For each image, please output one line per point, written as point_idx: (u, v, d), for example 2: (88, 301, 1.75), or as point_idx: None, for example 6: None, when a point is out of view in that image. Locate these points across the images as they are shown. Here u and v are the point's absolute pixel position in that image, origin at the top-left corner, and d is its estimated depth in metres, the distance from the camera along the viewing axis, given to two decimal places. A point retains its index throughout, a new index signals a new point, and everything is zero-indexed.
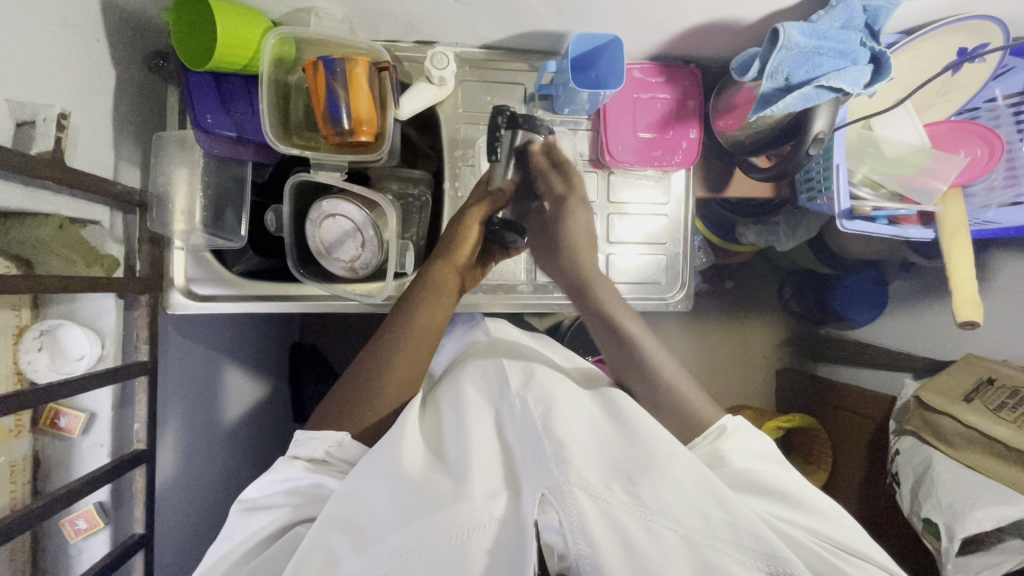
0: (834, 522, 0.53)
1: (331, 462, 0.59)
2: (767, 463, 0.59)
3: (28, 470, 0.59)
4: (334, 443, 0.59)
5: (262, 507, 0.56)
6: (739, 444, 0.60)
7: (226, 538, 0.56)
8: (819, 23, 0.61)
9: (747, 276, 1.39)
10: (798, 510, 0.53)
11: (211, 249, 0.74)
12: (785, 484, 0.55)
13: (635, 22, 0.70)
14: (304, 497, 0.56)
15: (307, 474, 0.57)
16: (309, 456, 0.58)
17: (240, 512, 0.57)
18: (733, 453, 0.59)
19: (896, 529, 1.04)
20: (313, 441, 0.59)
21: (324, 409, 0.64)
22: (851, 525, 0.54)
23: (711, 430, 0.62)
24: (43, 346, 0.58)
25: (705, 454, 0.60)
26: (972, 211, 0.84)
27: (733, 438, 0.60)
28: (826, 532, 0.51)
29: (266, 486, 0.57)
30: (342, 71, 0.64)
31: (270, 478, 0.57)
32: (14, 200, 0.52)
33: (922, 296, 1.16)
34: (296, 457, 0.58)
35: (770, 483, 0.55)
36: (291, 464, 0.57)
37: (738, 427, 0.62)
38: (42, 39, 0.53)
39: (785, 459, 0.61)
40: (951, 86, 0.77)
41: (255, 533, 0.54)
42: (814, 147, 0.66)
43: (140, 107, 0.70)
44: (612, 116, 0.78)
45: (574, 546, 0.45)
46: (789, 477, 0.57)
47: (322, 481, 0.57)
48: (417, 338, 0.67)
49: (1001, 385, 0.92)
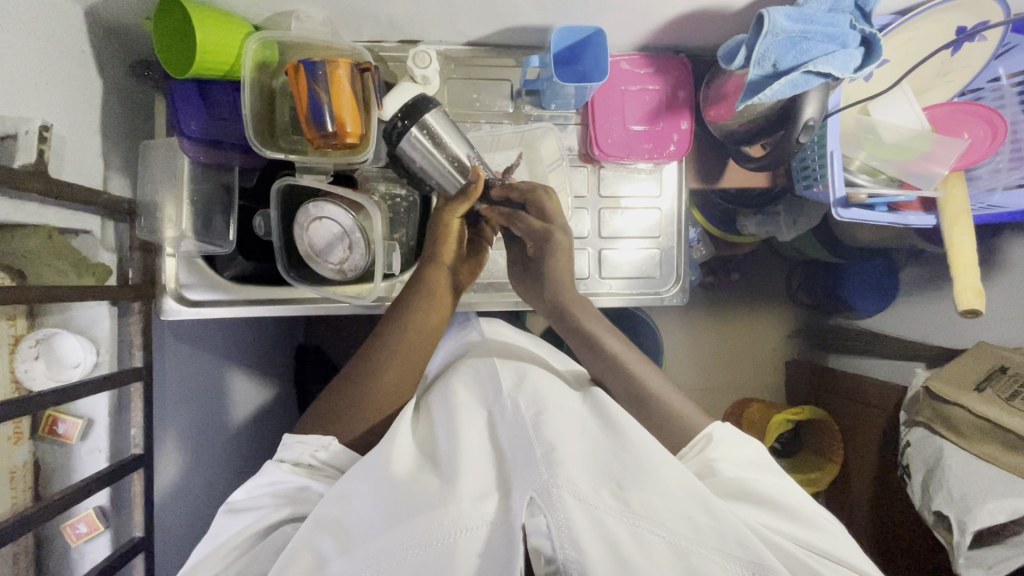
0: (828, 533, 0.52)
1: (316, 466, 0.59)
2: (758, 471, 0.57)
3: (29, 475, 0.61)
4: (319, 447, 0.59)
5: (247, 507, 0.57)
6: (728, 453, 0.58)
7: (212, 538, 0.56)
8: (805, 7, 0.59)
9: (754, 267, 1.37)
10: (795, 523, 0.52)
11: (203, 256, 0.75)
12: (772, 493, 0.54)
13: (619, 13, 0.69)
14: (291, 497, 0.57)
15: (293, 477, 0.57)
16: (295, 459, 0.58)
17: (226, 512, 0.57)
18: (724, 463, 0.57)
19: (909, 522, 1.02)
20: (299, 444, 0.59)
21: (314, 413, 0.63)
22: (842, 536, 0.54)
23: (699, 436, 0.59)
24: (39, 355, 0.59)
25: (694, 463, 0.58)
26: (977, 194, 0.81)
27: (726, 446, 0.58)
28: (814, 541, 0.51)
29: (251, 488, 0.57)
30: (323, 73, 0.64)
31: (256, 481, 0.57)
32: (2, 212, 0.52)
33: (932, 283, 1.13)
34: (282, 460, 0.58)
35: (759, 493, 0.54)
36: (277, 467, 0.58)
37: (726, 434, 0.60)
38: (25, 52, 0.54)
39: (780, 468, 0.60)
40: (951, 66, 0.75)
41: (241, 531, 0.55)
42: (806, 134, 0.65)
43: (128, 116, 0.71)
44: (601, 110, 0.77)
45: (561, 550, 0.46)
46: (774, 483, 0.56)
47: (308, 484, 0.57)
48: (393, 368, 0.64)
49: (1013, 373, 0.90)
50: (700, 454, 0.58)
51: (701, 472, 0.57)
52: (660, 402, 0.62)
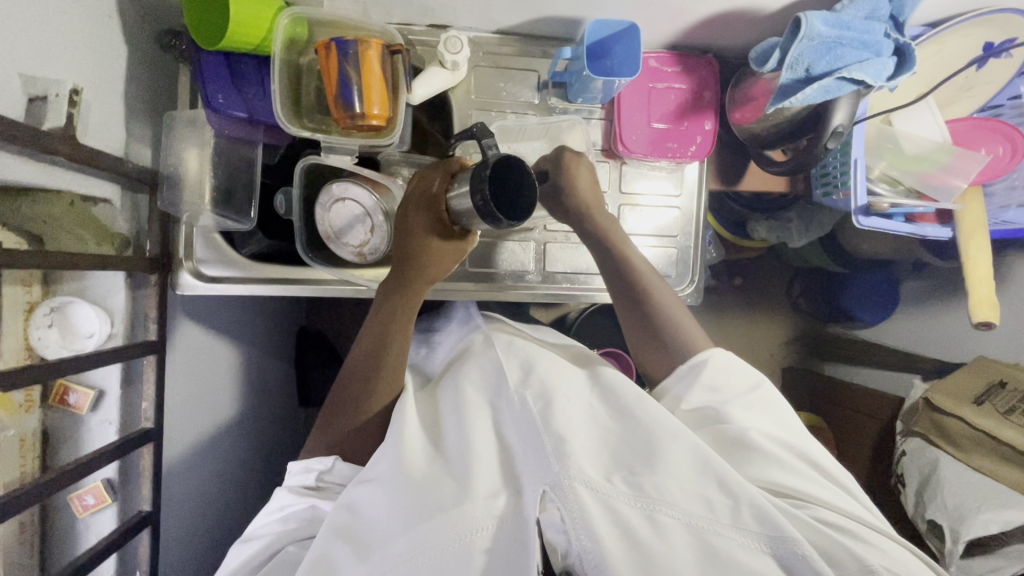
0: (843, 496, 0.52)
1: (323, 487, 0.60)
2: (765, 414, 0.59)
3: (37, 445, 0.59)
4: (324, 469, 0.60)
5: (258, 533, 0.58)
6: (734, 395, 0.60)
7: (224, 567, 0.58)
8: (842, 13, 0.60)
9: (759, 271, 1.37)
10: (811, 485, 0.52)
11: (221, 232, 0.74)
12: (786, 450, 0.55)
13: (654, 10, 0.69)
14: (299, 521, 0.58)
15: (299, 499, 0.58)
16: (301, 483, 0.60)
17: (240, 543, 0.59)
18: (730, 407, 0.58)
19: (899, 528, 1.05)
20: (305, 471, 0.60)
21: (320, 423, 0.64)
22: (860, 498, 0.54)
23: (695, 360, 0.63)
24: (52, 323, 0.58)
25: (702, 402, 0.61)
26: (991, 211, 0.82)
27: (719, 376, 0.61)
28: (833, 503, 0.51)
29: (263, 515, 0.59)
30: (354, 53, 0.63)
31: (268, 508, 0.59)
32: (25, 173, 0.51)
33: (935, 296, 1.15)
34: (289, 486, 0.60)
35: (769, 447, 0.54)
36: (285, 491, 0.59)
37: (722, 361, 0.63)
38: (54, 10, 0.52)
39: (790, 409, 0.61)
40: (975, 81, 0.76)
41: (250, 560, 0.56)
42: (833, 140, 0.65)
43: (151, 86, 0.69)
44: (627, 105, 0.77)
45: (577, 541, 0.45)
46: (784, 433, 0.57)
47: (315, 504, 0.58)
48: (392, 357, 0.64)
49: (1012, 388, 0.91)
50: (694, 382, 0.62)
51: (710, 416, 0.59)
52: (676, 339, 0.66)
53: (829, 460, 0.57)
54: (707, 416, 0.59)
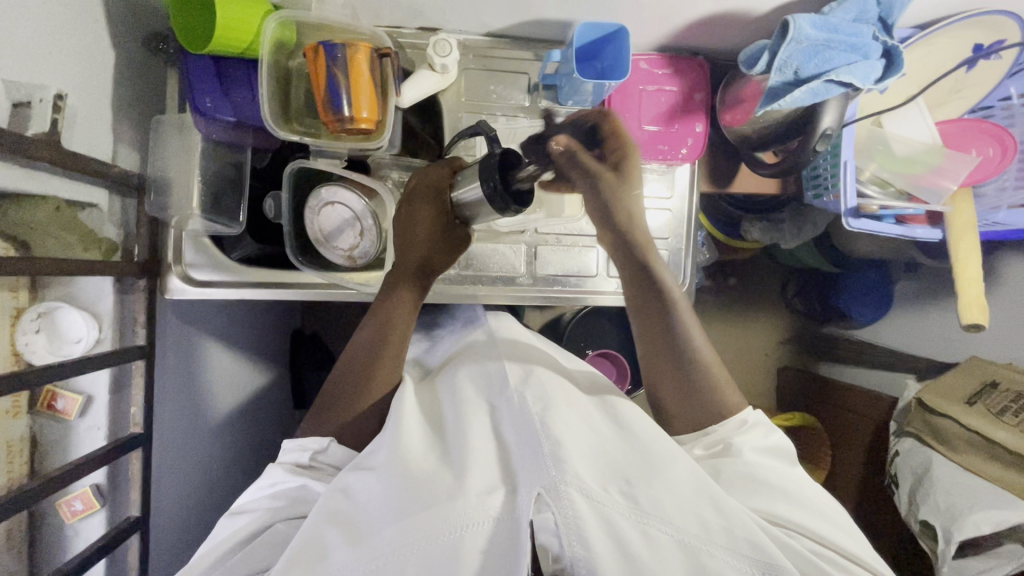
0: (837, 532, 0.53)
1: (315, 466, 0.59)
2: (775, 458, 0.59)
3: (26, 450, 0.59)
4: (318, 449, 0.59)
5: (246, 509, 0.57)
6: (749, 437, 0.60)
7: (209, 542, 0.57)
8: (830, 15, 0.60)
9: (753, 272, 1.37)
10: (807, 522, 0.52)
11: (210, 235, 0.74)
12: (784, 483, 0.56)
13: (643, 12, 0.69)
14: (290, 499, 0.57)
15: (291, 477, 0.58)
16: (294, 460, 0.59)
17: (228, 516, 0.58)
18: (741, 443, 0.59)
19: (892, 529, 1.05)
20: (299, 448, 0.60)
21: (313, 416, 0.64)
22: (853, 532, 0.54)
23: (738, 421, 0.61)
24: (40, 329, 0.56)
25: (716, 443, 0.60)
26: (982, 211, 0.82)
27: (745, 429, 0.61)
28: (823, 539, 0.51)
29: (253, 491, 0.58)
30: (343, 57, 0.63)
31: (259, 484, 0.59)
32: (11, 179, 0.51)
33: (927, 296, 1.15)
34: (282, 463, 0.60)
35: (772, 484, 0.55)
36: (277, 469, 0.59)
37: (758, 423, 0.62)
38: (39, 15, 0.52)
39: (795, 455, 0.62)
40: (965, 83, 0.76)
41: (235, 535, 0.55)
42: (822, 143, 0.65)
43: (140, 90, 0.69)
44: (618, 108, 0.77)
45: (570, 548, 0.46)
46: (789, 474, 0.58)
47: (306, 483, 0.57)
48: (391, 351, 0.64)
49: (1004, 390, 0.90)
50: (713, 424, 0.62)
51: (719, 450, 0.59)
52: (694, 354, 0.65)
53: (827, 499, 0.57)
54: (717, 450, 0.59)
